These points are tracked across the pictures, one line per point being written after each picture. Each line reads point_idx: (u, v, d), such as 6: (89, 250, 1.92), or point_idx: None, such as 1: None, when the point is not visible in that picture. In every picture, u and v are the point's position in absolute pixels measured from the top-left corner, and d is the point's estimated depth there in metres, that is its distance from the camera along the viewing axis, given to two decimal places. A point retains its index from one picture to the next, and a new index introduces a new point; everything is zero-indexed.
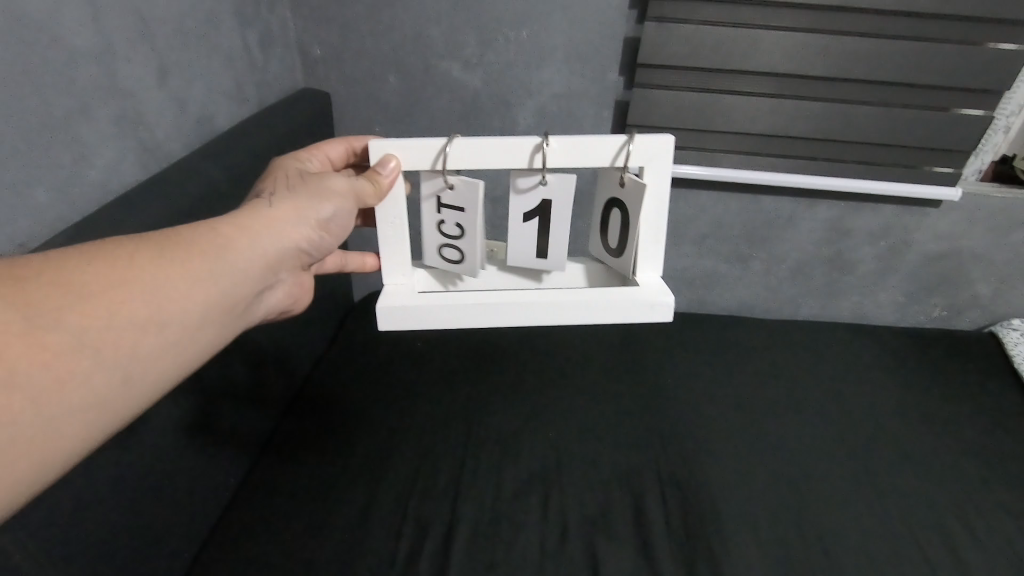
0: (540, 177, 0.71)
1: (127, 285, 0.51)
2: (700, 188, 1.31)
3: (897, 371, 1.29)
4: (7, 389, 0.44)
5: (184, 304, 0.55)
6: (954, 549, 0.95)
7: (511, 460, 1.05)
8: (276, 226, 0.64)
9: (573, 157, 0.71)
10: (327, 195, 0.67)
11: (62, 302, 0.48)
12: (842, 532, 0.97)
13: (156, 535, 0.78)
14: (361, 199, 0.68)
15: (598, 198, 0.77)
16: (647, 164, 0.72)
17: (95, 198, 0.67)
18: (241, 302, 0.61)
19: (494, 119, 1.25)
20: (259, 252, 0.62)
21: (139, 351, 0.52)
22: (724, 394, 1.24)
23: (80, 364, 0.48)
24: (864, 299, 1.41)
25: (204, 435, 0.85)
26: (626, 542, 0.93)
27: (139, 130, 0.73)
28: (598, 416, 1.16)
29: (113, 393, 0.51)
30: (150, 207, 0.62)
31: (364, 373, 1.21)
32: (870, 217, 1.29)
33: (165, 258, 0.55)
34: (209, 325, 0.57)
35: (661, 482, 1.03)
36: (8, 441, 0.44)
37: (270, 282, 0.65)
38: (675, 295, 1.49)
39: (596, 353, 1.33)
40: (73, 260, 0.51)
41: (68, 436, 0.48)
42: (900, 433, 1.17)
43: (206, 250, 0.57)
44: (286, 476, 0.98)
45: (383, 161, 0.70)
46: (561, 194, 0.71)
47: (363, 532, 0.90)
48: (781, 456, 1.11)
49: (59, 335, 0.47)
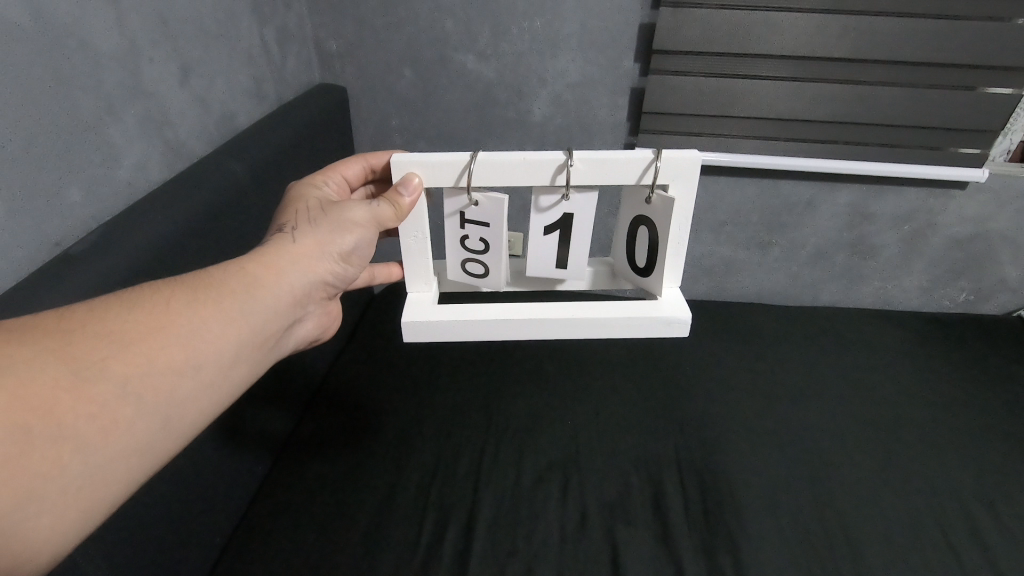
0: (562, 193, 0.63)
1: (166, 330, 0.50)
2: (720, 174, 1.23)
3: (923, 356, 1.24)
4: (61, 440, 0.43)
5: (219, 344, 0.53)
6: (1006, 532, 0.87)
7: (541, 424, 1.04)
8: (300, 261, 0.61)
9: (594, 177, 0.62)
10: (347, 225, 0.63)
11: (102, 352, 0.47)
12: (882, 527, 0.88)
13: (191, 532, 0.78)
14: (382, 224, 0.63)
15: (624, 215, 0.68)
16: (674, 180, 0.62)
17: (123, 196, 0.72)
18: (274, 337, 0.60)
19: (509, 108, 1.20)
20: (286, 289, 0.60)
21: (177, 396, 0.50)
22: (749, 387, 1.14)
23: (123, 413, 0.47)
24: (886, 284, 1.38)
25: (230, 432, 0.85)
26: (646, 530, 0.86)
27: (165, 130, 0.78)
28: (613, 407, 1.08)
29: (153, 438, 0.49)
30: (156, 221, 0.69)
31: (385, 363, 1.19)
32: (894, 201, 1.24)
33: (199, 300, 0.54)
34: (243, 362, 0.56)
35: (684, 476, 0.95)
36: (63, 491, 0.43)
37: (299, 316, 0.64)
38: (693, 283, 1.45)
39: (607, 348, 1.23)
40: (114, 308, 0.50)
41: (108, 483, 0.47)
42: (931, 411, 1.10)
43: (238, 290, 0.56)
44: (309, 467, 0.96)
45: (405, 179, 0.62)
46: (584, 208, 0.64)
47: (386, 522, 0.87)
48: (816, 454, 1.00)
49: (103, 386, 0.46)
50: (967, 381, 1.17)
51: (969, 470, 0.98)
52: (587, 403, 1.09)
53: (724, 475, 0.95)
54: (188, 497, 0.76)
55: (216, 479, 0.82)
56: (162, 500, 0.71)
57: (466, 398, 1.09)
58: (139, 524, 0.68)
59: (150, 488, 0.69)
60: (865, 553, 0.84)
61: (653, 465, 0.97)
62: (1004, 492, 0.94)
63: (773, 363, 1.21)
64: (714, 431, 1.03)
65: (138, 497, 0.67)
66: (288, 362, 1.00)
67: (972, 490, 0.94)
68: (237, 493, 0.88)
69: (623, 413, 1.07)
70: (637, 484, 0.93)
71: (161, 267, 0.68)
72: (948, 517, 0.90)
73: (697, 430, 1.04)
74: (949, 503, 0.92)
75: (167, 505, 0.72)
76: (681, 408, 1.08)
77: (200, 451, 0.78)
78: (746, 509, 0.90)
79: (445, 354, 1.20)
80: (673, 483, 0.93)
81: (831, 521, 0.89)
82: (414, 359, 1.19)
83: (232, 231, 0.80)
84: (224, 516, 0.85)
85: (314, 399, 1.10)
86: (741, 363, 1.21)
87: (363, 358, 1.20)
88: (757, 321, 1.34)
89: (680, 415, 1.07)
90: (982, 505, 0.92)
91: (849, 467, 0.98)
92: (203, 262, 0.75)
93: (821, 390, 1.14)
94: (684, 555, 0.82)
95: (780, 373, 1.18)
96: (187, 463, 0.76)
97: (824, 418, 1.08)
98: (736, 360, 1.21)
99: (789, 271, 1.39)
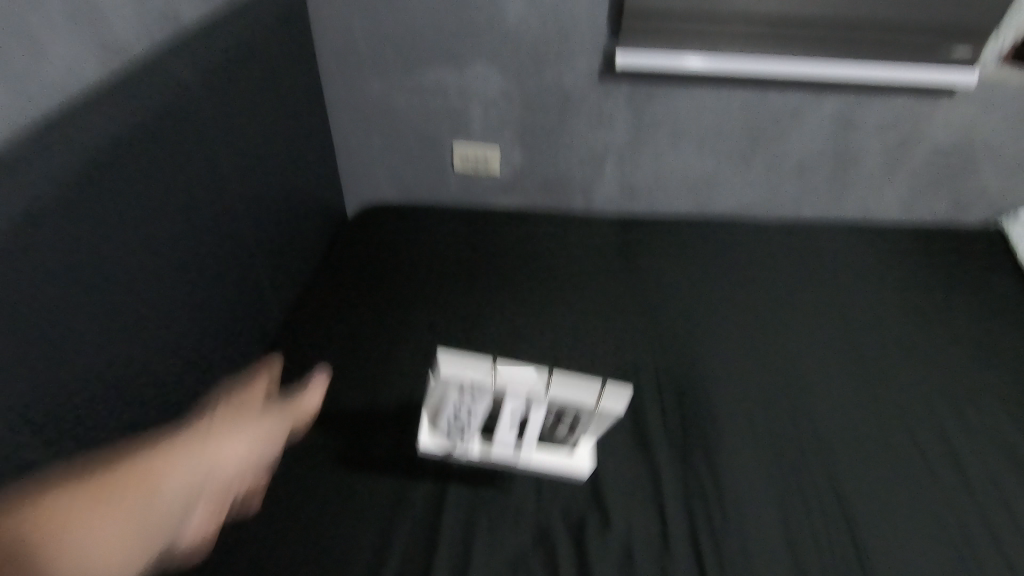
0: (528, 391, 0.72)
1: (145, 489, 0.53)
2: (702, 79, 1.21)
3: (901, 268, 1.25)
4: (62, 543, 0.46)
5: (183, 509, 0.56)
6: (966, 428, 0.92)
7: (521, 341, 1.05)
8: (227, 434, 0.62)
9: (557, 392, 0.72)
10: (263, 407, 0.71)
11: (77, 500, 0.49)
12: (847, 427, 0.91)
13: (148, 447, 0.77)
14: (292, 412, 0.74)
15: (569, 420, 0.75)
16: (614, 411, 0.72)
17: (48, 97, 0.66)
18: (219, 496, 0.61)
19: (478, 12, 1.17)
20: (228, 461, 0.61)
21: (145, 538, 0.52)
22: (727, 297, 1.15)
23: (96, 522, 0.48)
24: (869, 198, 1.38)
25: (180, 347, 0.83)
26: (622, 437, 0.88)
27: (96, 21, 0.71)
28: (591, 322, 1.09)
29: (123, 558, 0.50)
30: (92, 120, 0.67)
31: (359, 283, 1.17)
32: (880, 106, 1.23)
33: (151, 459, 0.56)
34: (195, 510, 0.58)
35: (659, 384, 0.97)
36: (52, 554, 0.45)
37: (220, 514, 0.63)
38: (676, 200, 1.42)
39: (587, 263, 1.23)
40: (70, 480, 0.51)
41: (100, 562, 0.47)
42: (905, 317, 1.13)
43: (186, 448, 0.58)
44: (280, 383, 0.94)
45: (309, 390, 0.77)
46: (535, 390, 0.72)
47: (362, 435, 0.86)
48: (790, 359, 1.02)
49: (85, 531, 0.47)
50: (942, 291, 1.19)
51: (935, 374, 1.01)
52: (565, 318, 1.10)
53: (701, 383, 0.97)
54: (139, 412, 0.76)
55: None
56: (126, 416, 0.71)
57: (442, 315, 1.09)
58: (83, 437, 0.67)
59: (96, 402, 0.68)
60: (831, 453, 0.87)
61: (632, 375, 0.98)
62: (970, 396, 0.97)
63: (752, 275, 1.22)
64: (693, 342, 1.05)
65: (82, 411, 0.66)
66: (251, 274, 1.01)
67: (940, 395, 0.97)
68: None
69: (602, 327, 1.08)
70: None
71: (105, 166, 0.66)
72: (914, 418, 0.93)
73: (675, 341, 1.05)
74: (916, 406, 0.95)
75: (131, 421, 0.72)
76: (661, 320, 1.09)
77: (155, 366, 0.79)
78: (722, 414, 0.92)
79: (425, 275, 1.19)
80: (650, 392, 0.95)
81: (803, 424, 0.91)
82: (393, 281, 1.17)
83: (173, 143, 0.77)
84: None
85: (291, 321, 1.08)
86: (721, 275, 1.22)
87: (339, 279, 1.18)
88: (738, 235, 1.34)
89: (660, 328, 1.08)
90: (948, 407, 0.95)
91: (822, 372, 1.00)
92: (144, 177, 0.72)
93: (797, 300, 1.16)
94: (660, 458, 0.85)
95: (759, 286, 1.19)
96: (143, 375, 0.76)
97: (800, 327, 1.10)
98: (714, 273, 1.22)
99: (771, 185, 1.38)
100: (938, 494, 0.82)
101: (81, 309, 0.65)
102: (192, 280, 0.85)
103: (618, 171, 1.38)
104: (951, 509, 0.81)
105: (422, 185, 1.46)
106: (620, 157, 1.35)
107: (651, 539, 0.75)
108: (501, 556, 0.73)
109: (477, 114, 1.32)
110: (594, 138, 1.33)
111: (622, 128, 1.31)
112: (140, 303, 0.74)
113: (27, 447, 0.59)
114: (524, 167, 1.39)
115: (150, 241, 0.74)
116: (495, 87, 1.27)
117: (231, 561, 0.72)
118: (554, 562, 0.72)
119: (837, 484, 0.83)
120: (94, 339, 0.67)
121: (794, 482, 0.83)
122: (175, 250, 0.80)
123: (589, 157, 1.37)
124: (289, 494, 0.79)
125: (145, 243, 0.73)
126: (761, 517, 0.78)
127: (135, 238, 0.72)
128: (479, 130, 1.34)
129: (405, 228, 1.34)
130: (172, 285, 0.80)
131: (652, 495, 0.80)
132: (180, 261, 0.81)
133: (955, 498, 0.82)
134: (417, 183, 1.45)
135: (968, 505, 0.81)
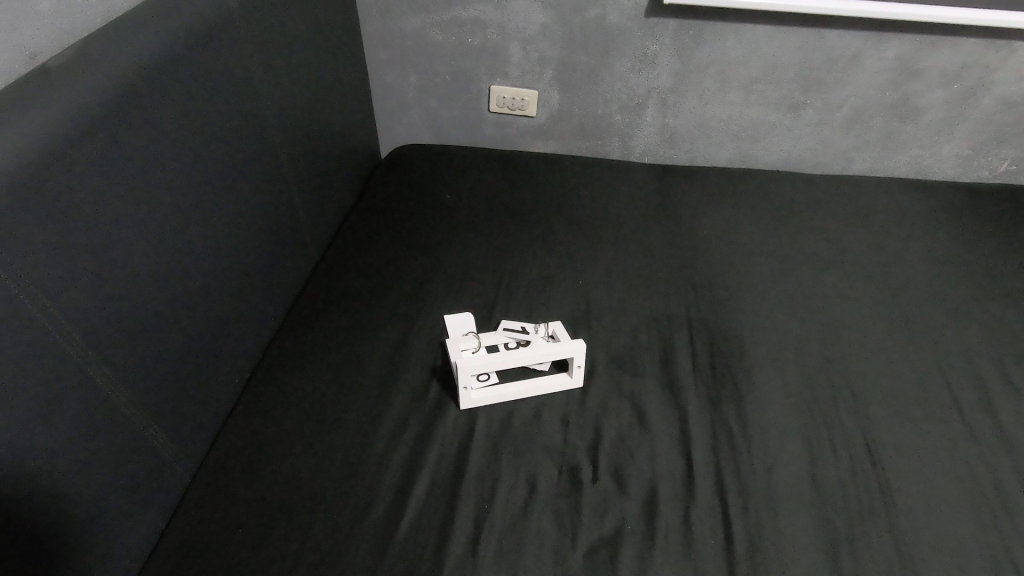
0: (512, 329, 0.93)
1: None
2: (756, 20, 1.19)
3: (949, 226, 1.22)
4: None
5: None
6: (1008, 379, 0.89)
7: (552, 284, 1.05)
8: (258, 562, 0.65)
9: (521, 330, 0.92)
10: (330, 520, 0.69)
11: None
12: (881, 377, 0.90)
13: (200, 367, 0.80)
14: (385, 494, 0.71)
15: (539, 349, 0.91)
16: (554, 331, 0.92)
17: (86, 14, 0.67)
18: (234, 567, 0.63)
19: None
20: None
21: None
22: (765, 250, 1.15)
23: None
24: (924, 151, 1.37)
25: (230, 274, 0.86)
26: (651, 378, 0.88)
27: None
28: (626, 266, 1.09)
29: None
30: (153, 42, 0.69)
31: (394, 222, 1.18)
32: (946, 53, 1.21)
33: None
34: None
35: (691, 328, 0.97)
36: None
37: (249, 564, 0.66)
38: (719, 149, 1.41)
39: (622, 209, 1.24)
40: None
41: None
42: (951, 270, 1.10)
43: None
44: (319, 316, 0.97)
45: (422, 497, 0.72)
46: (510, 325, 0.93)
47: (397, 367, 0.89)
48: (828, 311, 1.01)
49: None
50: (988, 253, 1.14)
51: (981, 329, 0.98)
52: (598, 263, 1.10)
53: (733, 333, 0.96)
54: (198, 333, 0.79)
55: (223, 323, 0.85)
56: (171, 334, 0.74)
57: (477, 255, 1.10)
58: (156, 348, 0.71)
59: (163, 315, 0.72)
60: (865, 403, 0.86)
61: (663, 321, 0.98)
62: (1014, 356, 0.93)
63: (791, 231, 1.20)
64: (727, 294, 1.04)
65: (152, 321, 0.70)
66: (287, 211, 1.03)
67: (982, 347, 0.95)
68: (244, 341, 0.91)
69: (636, 272, 1.08)
70: (645, 340, 0.95)
71: (156, 87, 0.69)
72: (954, 371, 0.91)
73: (708, 289, 1.05)
74: (958, 361, 0.92)
75: (175, 336, 0.75)
76: (697, 271, 1.09)
77: (206, 291, 0.81)
78: (753, 364, 0.91)
79: (462, 218, 1.20)
80: (682, 339, 0.95)
81: (836, 375, 0.90)
82: (429, 222, 1.18)
83: (208, 69, 0.78)
84: (234, 362, 0.88)
85: (328, 255, 1.10)
86: (758, 228, 1.20)
87: (375, 218, 1.19)
88: (778, 191, 1.32)
89: (694, 278, 1.07)
90: (990, 366, 0.92)
91: (860, 327, 0.98)
92: (183, 102, 0.74)
93: (837, 254, 1.14)
94: (689, 403, 0.84)
95: (798, 242, 1.17)
96: (193, 301, 0.78)
97: (840, 283, 1.07)
98: (752, 226, 1.21)
99: (821, 136, 1.36)
100: (974, 449, 0.80)
101: (135, 225, 0.67)
102: (233, 206, 0.86)
103: (660, 121, 1.37)
104: (985, 462, 0.78)
105: (457, 129, 1.45)
106: (661, 104, 1.34)
107: (675, 478, 0.76)
108: (527, 483, 0.75)
109: (517, 54, 1.30)
110: (637, 81, 1.31)
111: (666, 71, 1.28)
112: (186, 222, 0.75)
113: (90, 356, 0.61)
114: (563, 114, 1.39)
115: (193, 166, 0.76)
116: (536, 22, 1.24)
117: (268, 476, 0.74)
118: (578, 493, 0.73)
119: (868, 435, 0.81)
120: (145, 255, 0.68)
121: (825, 431, 0.82)
122: (215, 174, 0.81)
123: (630, 103, 1.35)
124: (325, 419, 0.81)
125: (188, 167, 0.75)
126: (788, 464, 0.78)
127: (180, 162, 0.74)
128: (526, 74, 1.32)
129: (443, 172, 1.34)
130: (216, 209, 0.82)
131: (678, 437, 0.80)
132: (222, 186, 0.83)
133: (992, 453, 0.79)
134: (453, 128, 1.45)
135: (1003, 460, 0.79)
